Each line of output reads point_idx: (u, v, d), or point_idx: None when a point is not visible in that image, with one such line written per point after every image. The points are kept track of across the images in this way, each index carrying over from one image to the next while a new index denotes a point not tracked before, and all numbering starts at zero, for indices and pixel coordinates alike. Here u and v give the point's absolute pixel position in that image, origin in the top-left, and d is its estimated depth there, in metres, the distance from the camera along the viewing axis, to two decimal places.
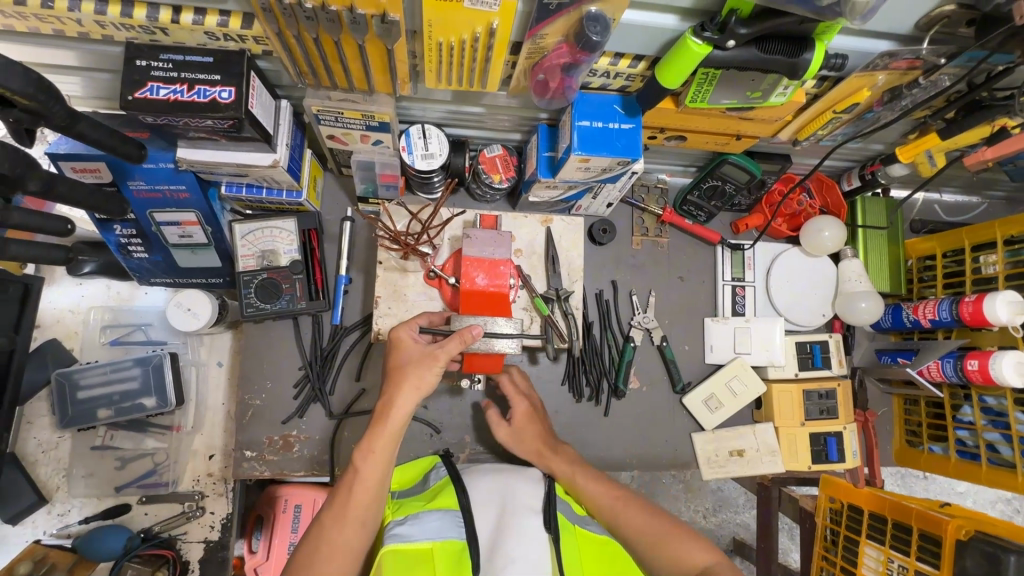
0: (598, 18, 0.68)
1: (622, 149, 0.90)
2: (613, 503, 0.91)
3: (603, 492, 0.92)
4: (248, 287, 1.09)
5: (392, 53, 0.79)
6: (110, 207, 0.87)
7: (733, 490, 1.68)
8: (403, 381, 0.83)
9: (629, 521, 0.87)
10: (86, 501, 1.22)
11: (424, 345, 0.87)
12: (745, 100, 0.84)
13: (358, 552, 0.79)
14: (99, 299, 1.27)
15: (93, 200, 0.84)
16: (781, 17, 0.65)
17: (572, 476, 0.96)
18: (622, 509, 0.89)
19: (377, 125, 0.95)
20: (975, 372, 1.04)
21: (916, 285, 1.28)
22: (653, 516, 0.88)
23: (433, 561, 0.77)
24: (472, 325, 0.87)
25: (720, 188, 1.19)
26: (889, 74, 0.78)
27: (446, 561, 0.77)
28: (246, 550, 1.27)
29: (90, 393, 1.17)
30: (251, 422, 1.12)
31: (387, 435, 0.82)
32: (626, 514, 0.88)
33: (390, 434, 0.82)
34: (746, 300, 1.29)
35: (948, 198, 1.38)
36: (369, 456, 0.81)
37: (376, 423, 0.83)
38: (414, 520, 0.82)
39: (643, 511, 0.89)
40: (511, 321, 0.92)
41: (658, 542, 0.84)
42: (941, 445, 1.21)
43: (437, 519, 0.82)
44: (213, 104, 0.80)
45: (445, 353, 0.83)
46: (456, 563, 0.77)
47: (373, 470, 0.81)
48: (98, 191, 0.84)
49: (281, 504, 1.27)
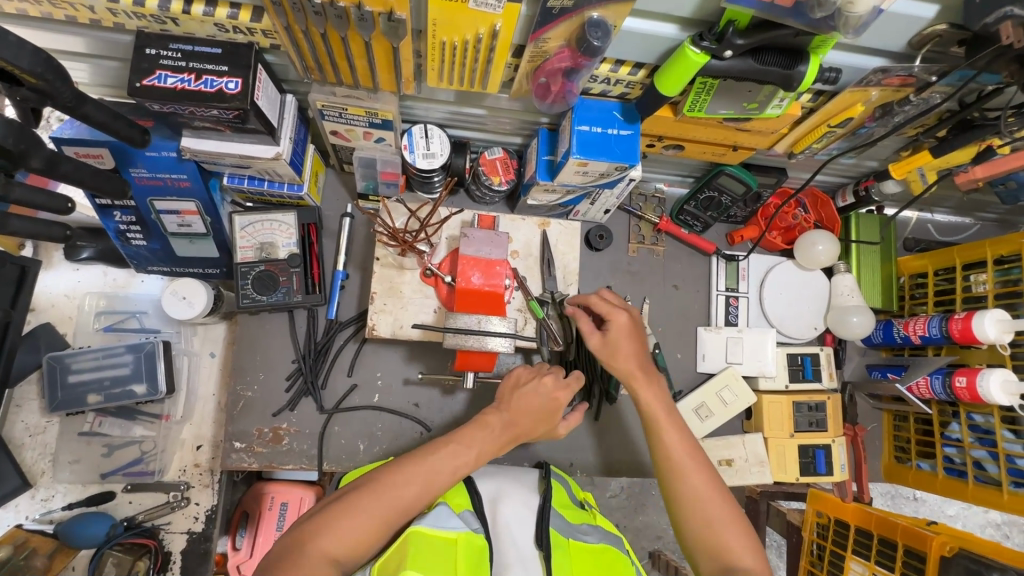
0: (599, 25, 0.70)
1: (619, 154, 0.91)
2: (685, 464, 0.85)
3: (685, 448, 0.86)
4: (245, 279, 1.10)
5: (398, 50, 0.80)
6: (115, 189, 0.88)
7: None
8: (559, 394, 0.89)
9: (695, 488, 0.83)
10: (71, 487, 1.21)
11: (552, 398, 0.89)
12: (742, 111, 0.86)
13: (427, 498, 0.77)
14: (95, 285, 1.28)
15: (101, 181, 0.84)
16: (777, 30, 0.67)
17: (659, 416, 0.88)
18: (706, 486, 0.83)
19: (380, 122, 0.97)
20: (963, 390, 1.07)
21: (908, 302, 1.29)
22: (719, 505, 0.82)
23: (458, 549, 0.72)
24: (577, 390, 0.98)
25: (716, 199, 1.21)
26: (881, 91, 0.81)
27: (470, 554, 0.72)
28: (228, 546, 1.24)
29: (81, 377, 1.16)
30: (242, 414, 1.12)
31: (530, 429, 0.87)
32: (707, 500, 0.82)
33: (475, 449, 0.81)
34: (740, 310, 1.30)
35: (941, 219, 1.41)
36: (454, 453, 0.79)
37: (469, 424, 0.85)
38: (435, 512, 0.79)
39: (710, 484, 0.84)
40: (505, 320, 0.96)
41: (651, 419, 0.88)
42: (929, 462, 1.21)
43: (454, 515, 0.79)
44: (218, 94, 0.81)
45: (566, 428, 0.92)
46: (478, 555, 0.72)
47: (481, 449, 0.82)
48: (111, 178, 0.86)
49: (266, 502, 1.25)
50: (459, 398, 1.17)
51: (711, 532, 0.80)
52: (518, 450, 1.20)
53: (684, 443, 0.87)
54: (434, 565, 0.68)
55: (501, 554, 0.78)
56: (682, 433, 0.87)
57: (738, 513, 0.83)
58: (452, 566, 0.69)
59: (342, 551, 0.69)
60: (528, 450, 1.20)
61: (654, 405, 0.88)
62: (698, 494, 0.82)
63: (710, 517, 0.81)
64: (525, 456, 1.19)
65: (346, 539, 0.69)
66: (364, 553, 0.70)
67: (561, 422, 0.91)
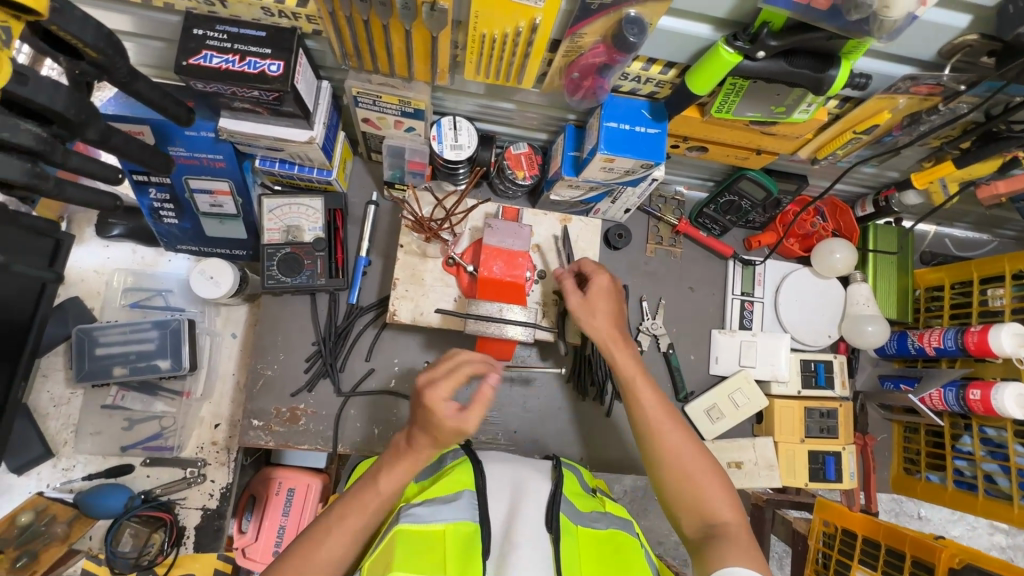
0: (636, 21, 0.72)
1: (646, 152, 0.93)
2: (684, 461, 0.83)
3: (660, 408, 0.88)
4: (271, 261, 1.13)
5: (436, 40, 0.82)
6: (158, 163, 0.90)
7: None
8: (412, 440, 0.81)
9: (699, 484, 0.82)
10: (91, 458, 1.24)
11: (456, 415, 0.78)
12: (769, 114, 0.88)
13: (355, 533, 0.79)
14: (124, 262, 1.31)
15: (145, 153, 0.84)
16: (812, 33, 0.69)
17: (657, 418, 0.87)
18: (683, 441, 0.85)
19: (412, 112, 0.99)
20: (977, 403, 1.07)
21: (923, 314, 1.30)
22: (722, 497, 0.81)
23: (444, 543, 0.77)
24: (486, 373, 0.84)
25: (736, 204, 1.23)
26: (908, 99, 0.82)
27: (457, 543, 0.77)
28: (235, 529, 1.25)
29: (108, 350, 1.19)
30: (261, 392, 1.14)
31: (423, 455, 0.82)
32: (684, 454, 0.84)
33: (398, 488, 0.81)
34: (754, 314, 1.31)
35: (958, 233, 1.41)
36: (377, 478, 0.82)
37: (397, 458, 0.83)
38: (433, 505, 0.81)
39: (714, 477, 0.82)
40: (528, 311, 0.98)
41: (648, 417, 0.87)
42: (939, 474, 1.21)
43: (456, 500, 0.82)
44: (261, 75, 0.83)
45: (466, 421, 0.78)
46: (465, 544, 0.76)
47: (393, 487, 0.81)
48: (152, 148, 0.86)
49: (274, 486, 1.26)
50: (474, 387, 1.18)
51: (689, 483, 0.82)
52: (530, 443, 1.21)
53: (662, 403, 0.89)
54: (421, 563, 0.73)
55: (513, 530, 0.78)
56: (659, 395, 0.89)
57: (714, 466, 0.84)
58: (440, 559, 0.74)
59: None
60: (539, 443, 1.22)
61: (628, 370, 0.91)
62: (674, 448, 0.84)
63: (686, 469, 0.82)
64: (536, 448, 1.21)
65: None
66: None
67: (456, 416, 0.78)
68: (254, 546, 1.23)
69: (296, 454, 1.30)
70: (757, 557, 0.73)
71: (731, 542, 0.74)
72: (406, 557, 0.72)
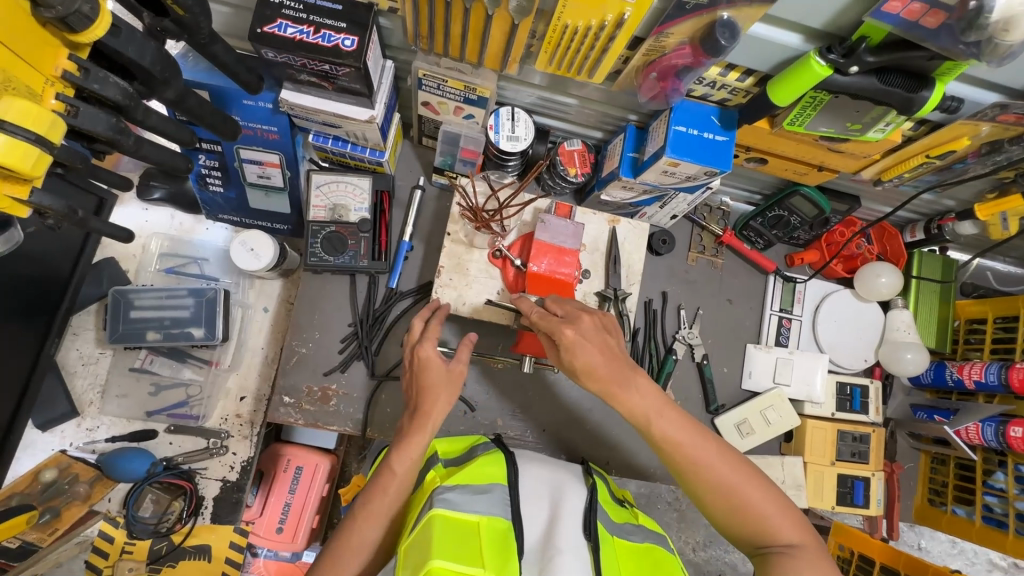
0: (729, 25, 0.70)
1: (712, 159, 0.91)
2: (723, 477, 0.80)
3: (696, 443, 0.81)
4: (315, 238, 1.11)
5: (516, 28, 0.81)
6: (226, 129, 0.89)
7: None
8: (434, 398, 0.88)
9: (745, 496, 0.79)
10: (115, 421, 1.23)
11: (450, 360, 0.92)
12: (843, 130, 0.86)
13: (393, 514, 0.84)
14: (162, 226, 1.30)
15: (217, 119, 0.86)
16: (913, 51, 0.68)
17: (685, 442, 0.81)
18: (733, 472, 0.80)
19: (475, 99, 0.97)
20: (1018, 439, 1.06)
21: (961, 346, 1.28)
22: (772, 505, 0.79)
23: (480, 533, 0.74)
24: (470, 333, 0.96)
25: (785, 219, 1.21)
26: (992, 126, 0.81)
27: (493, 539, 0.74)
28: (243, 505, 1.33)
29: (142, 314, 1.18)
30: (294, 368, 1.12)
31: (425, 431, 0.86)
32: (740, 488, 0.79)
33: (415, 460, 0.85)
34: (791, 332, 1.29)
35: (1002, 268, 1.39)
36: (400, 458, 0.85)
37: (412, 435, 0.86)
38: (473, 494, 0.80)
39: (759, 485, 0.80)
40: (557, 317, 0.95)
41: (676, 445, 0.81)
42: (966, 508, 1.20)
43: (491, 494, 0.81)
44: (335, 49, 0.82)
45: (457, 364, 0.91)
46: (501, 543, 0.73)
47: (408, 470, 0.85)
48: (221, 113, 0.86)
49: (282, 463, 1.33)
50: (505, 382, 1.16)
51: (753, 520, 0.79)
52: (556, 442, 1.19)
53: (695, 432, 0.82)
54: (457, 550, 0.70)
55: (554, 533, 0.77)
56: (688, 423, 0.82)
57: (769, 485, 0.81)
58: (476, 549, 0.71)
59: None
60: None
61: (646, 404, 0.81)
62: (726, 486, 0.80)
63: (746, 505, 0.79)
64: (562, 450, 1.15)
65: None
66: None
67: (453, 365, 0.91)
68: (259, 519, 1.30)
69: (306, 434, 1.36)
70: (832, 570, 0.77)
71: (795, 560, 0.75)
72: (450, 547, 0.70)
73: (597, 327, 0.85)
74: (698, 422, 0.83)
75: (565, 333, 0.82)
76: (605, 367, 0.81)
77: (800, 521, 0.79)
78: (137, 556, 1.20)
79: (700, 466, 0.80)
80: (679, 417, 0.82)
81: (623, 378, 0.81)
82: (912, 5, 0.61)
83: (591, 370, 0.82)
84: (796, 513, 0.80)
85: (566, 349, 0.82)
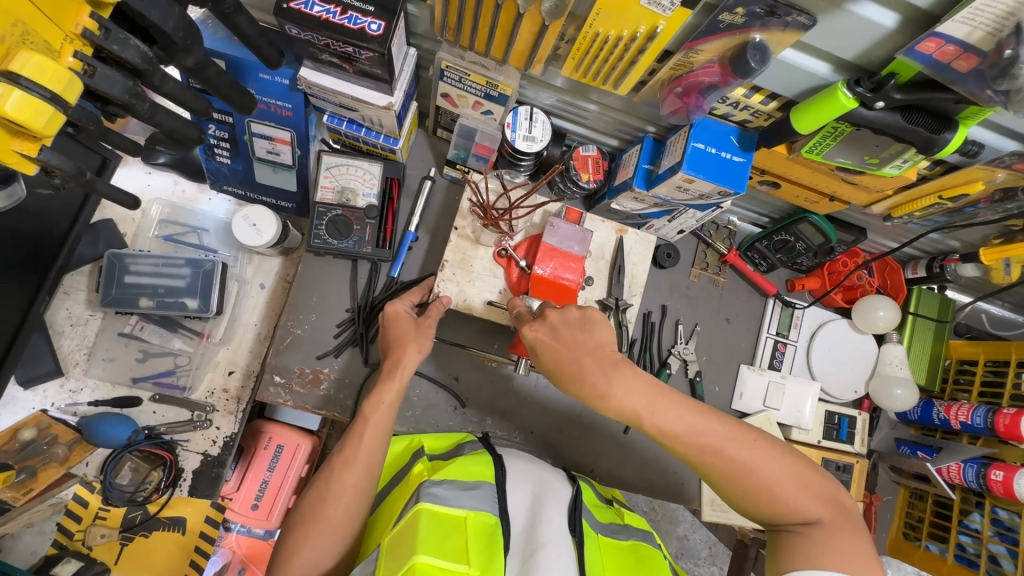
0: (760, 48, 0.70)
1: (727, 179, 0.91)
2: (734, 459, 0.75)
3: (699, 427, 0.76)
4: (320, 220, 1.10)
5: (545, 30, 0.80)
6: (242, 102, 0.88)
7: (698, 541, 1.66)
8: (405, 345, 0.93)
9: (761, 473, 0.74)
10: (100, 384, 1.21)
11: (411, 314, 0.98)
12: (860, 163, 0.87)
13: (372, 464, 0.85)
14: (164, 193, 1.28)
15: (234, 92, 0.84)
16: (941, 93, 0.69)
17: (688, 432, 0.76)
18: (742, 451, 0.75)
19: (496, 96, 0.96)
20: (998, 483, 1.08)
21: (950, 386, 1.29)
22: (790, 482, 0.74)
23: (466, 530, 0.74)
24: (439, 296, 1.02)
25: (790, 244, 1.21)
26: (1008, 174, 0.81)
27: (479, 531, 0.74)
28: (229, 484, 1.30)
29: (138, 279, 1.16)
30: (288, 349, 1.11)
31: (396, 383, 0.90)
32: (751, 466, 0.74)
33: (387, 406, 0.88)
34: (785, 357, 1.29)
35: (996, 311, 1.40)
36: (373, 406, 0.88)
37: (381, 383, 0.90)
38: (460, 489, 0.79)
39: (775, 460, 0.75)
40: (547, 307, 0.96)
41: (678, 437, 0.77)
42: (940, 545, 1.22)
43: (478, 490, 0.80)
44: (360, 32, 0.80)
45: (429, 317, 0.98)
46: (488, 535, 0.74)
47: (381, 419, 0.87)
48: (237, 85, 0.85)
49: (263, 440, 1.31)
50: (497, 381, 1.16)
51: (768, 501, 0.74)
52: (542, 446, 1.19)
53: (695, 415, 0.77)
54: (445, 546, 0.70)
55: (540, 526, 0.78)
56: (687, 409, 0.77)
57: (785, 459, 0.76)
58: (462, 545, 0.71)
59: (321, 552, 0.80)
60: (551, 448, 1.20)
61: (637, 402, 0.76)
62: (736, 469, 0.75)
63: (762, 487, 0.74)
64: (549, 453, 1.15)
65: (321, 544, 0.80)
66: (341, 544, 0.82)
67: (422, 319, 0.97)
68: (236, 494, 1.29)
69: (290, 413, 1.33)
70: (865, 541, 0.71)
71: (818, 538, 0.71)
72: (438, 544, 0.70)
73: (575, 322, 0.83)
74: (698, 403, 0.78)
75: (566, 338, 0.82)
76: (593, 365, 0.79)
77: (820, 493, 0.74)
78: (110, 523, 1.19)
79: (708, 451, 0.76)
80: (674, 406, 0.77)
81: (601, 373, 0.78)
82: (946, 47, 0.61)
83: (568, 371, 0.80)
84: (815, 485, 0.74)
85: (544, 351, 0.83)
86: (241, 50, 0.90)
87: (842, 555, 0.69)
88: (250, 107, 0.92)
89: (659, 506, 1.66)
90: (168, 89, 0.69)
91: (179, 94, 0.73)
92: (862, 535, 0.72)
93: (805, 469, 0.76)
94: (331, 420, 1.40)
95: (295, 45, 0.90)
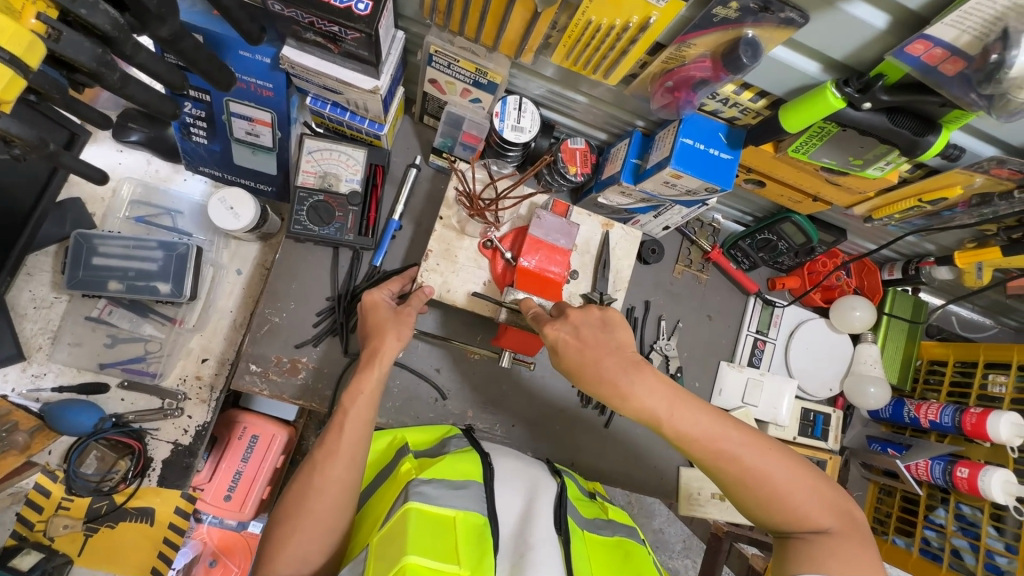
0: (753, 44, 0.70)
1: (714, 176, 0.91)
2: (752, 467, 0.75)
3: (717, 434, 0.76)
4: (301, 205, 1.07)
5: (537, 17, 0.78)
6: (220, 78, 0.84)
7: (673, 535, 1.68)
8: (384, 333, 0.90)
9: (773, 480, 0.75)
10: (64, 369, 1.16)
11: (388, 303, 0.95)
12: (845, 164, 0.88)
13: (359, 457, 0.84)
14: (136, 172, 1.23)
15: (212, 68, 0.81)
16: (926, 96, 0.70)
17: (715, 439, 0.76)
18: (757, 459, 0.75)
19: (485, 83, 0.95)
20: (963, 480, 1.11)
21: (920, 385, 1.33)
22: (804, 493, 0.75)
23: (455, 528, 0.73)
24: (422, 287, 0.99)
25: (773, 243, 1.23)
26: (986, 179, 0.84)
27: (468, 533, 0.73)
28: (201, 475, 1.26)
29: (106, 261, 1.11)
30: (265, 337, 1.08)
31: (374, 374, 0.87)
32: (766, 474, 0.75)
33: (368, 395, 0.86)
34: (764, 354, 1.31)
35: (966, 314, 1.44)
36: (354, 398, 0.86)
37: (360, 373, 0.88)
38: (446, 487, 0.78)
39: (791, 469, 0.76)
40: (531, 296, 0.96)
41: (692, 441, 0.76)
42: (905, 539, 1.25)
43: (464, 488, 0.79)
44: (347, 11, 0.77)
45: (410, 306, 0.96)
46: (477, 537, 0.73)
47: (361, 410, 0.85)
48: (217, 61, 0.82)
49: (237, 431, 1.28)
50: (479, 373, 1.15)
51: (779, 508, 0.75)
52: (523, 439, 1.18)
53: (713, 421, 0.76)
54: (434, 545, 0.69)
55: (529, 523, 0.77)
56: (706, 414, 0.76)
57: (801, 468, 0.77)
58: (451, 545, 0.70)
59: (310, 548, 0.79)
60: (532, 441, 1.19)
61: (659, 407, 0.75)
62: (751, 477, 0.75)
63: (776, 495, 0.75)
64: (531, 446, 1.15)
65: (308, 539, 0.79)
66: (328, 538, 0.80)
67: (403, 307, 0.95)
68: (207, 485, 1.25)
69: (266, 403, 1.30)
70: (870, 550, 0.74)
71: (827, 545, 0.73)
72: (430, 544, 0.69)
73: (597, 323, 0.82)
74: (715, 410, 0.78)
75: (551, 331, 0.81)
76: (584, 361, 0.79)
77: (831, 503, 0.76)
78: (73, 513, 1.16)
79: (724, 456, 0.75)
80: (663, 387, 0.76)
81: (625, 372, 0.77)
82: (934, 49, 0.62)
83: (586, 374, 0.79)
84: (828, 496, 0.76)
85: (558, 351, 0.81)
86: (220, 25, 0.87)
87: (847, 562, 0.72)
88: (229, 83, 0.89)
89: (634, 499, 1.68)
90: (141, 59, 0.66)
91: (154, 65, 0.70)
92: (868, 544, 0.75)
93: (818, 479, 0.77)
94: (307, 411, 1.37)
95: (277, 21, 0.86)
